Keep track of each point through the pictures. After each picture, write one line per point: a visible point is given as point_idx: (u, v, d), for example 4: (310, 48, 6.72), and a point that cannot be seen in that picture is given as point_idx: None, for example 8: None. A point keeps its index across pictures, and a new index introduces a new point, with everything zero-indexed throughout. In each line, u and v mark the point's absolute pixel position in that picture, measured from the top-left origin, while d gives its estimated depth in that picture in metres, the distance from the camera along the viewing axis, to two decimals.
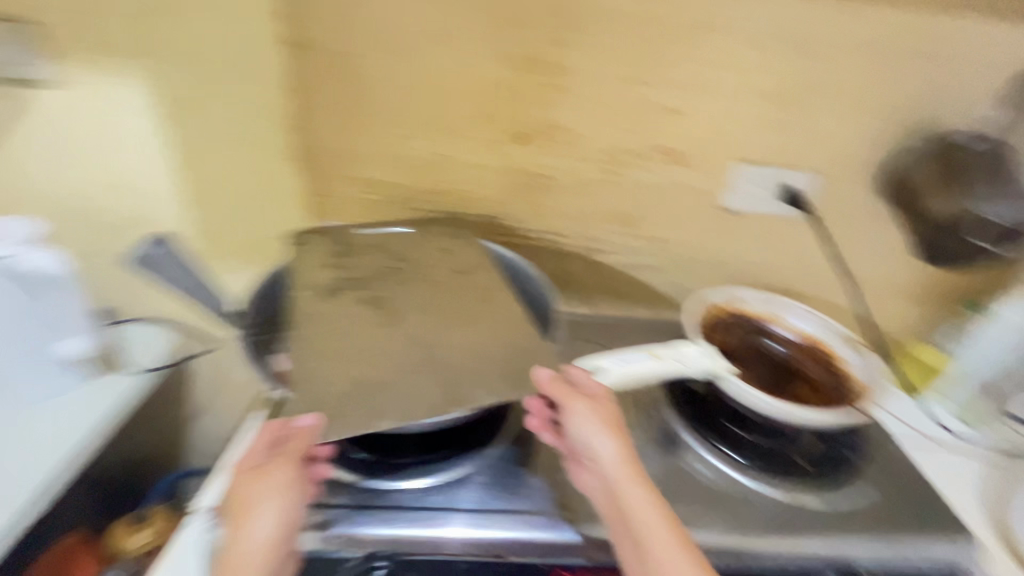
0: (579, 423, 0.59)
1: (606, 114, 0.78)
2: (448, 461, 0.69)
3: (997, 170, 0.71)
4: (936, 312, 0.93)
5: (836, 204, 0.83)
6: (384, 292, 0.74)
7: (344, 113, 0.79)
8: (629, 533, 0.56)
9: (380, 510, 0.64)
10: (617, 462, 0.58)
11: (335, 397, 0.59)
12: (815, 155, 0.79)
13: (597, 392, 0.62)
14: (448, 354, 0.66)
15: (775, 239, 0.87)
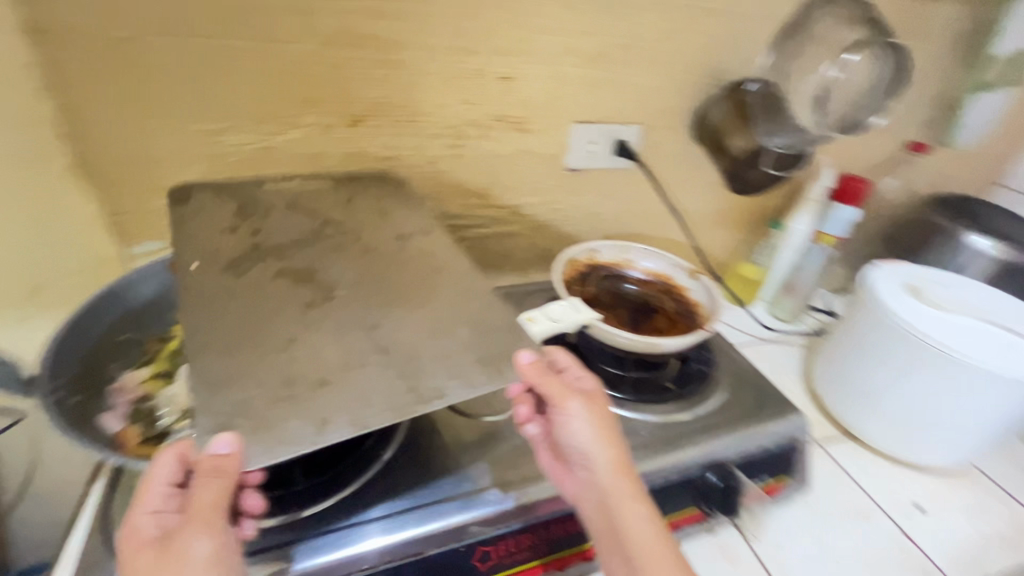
0: (574, 424, 0.55)
1: (441, 87, 0.75)
2: (348, 476, 0.64)
3: (774, 108, 0.85)
4: (746, 233, 1.10)
5: (660, 153, 0.92)
6: (306, 262, 0.64)
7: (127, 110, 0.65)
8: (621, 548, 0.53)
9: (276, 550, 0.57)
10: (608, 470, 0.55)
11: (282, 400, 0.48)
12: (636, 110, 0.86)
13: (592, 388, 0.59)
14: (475, 309, 0.61)
15: (615, 191, 0.94)
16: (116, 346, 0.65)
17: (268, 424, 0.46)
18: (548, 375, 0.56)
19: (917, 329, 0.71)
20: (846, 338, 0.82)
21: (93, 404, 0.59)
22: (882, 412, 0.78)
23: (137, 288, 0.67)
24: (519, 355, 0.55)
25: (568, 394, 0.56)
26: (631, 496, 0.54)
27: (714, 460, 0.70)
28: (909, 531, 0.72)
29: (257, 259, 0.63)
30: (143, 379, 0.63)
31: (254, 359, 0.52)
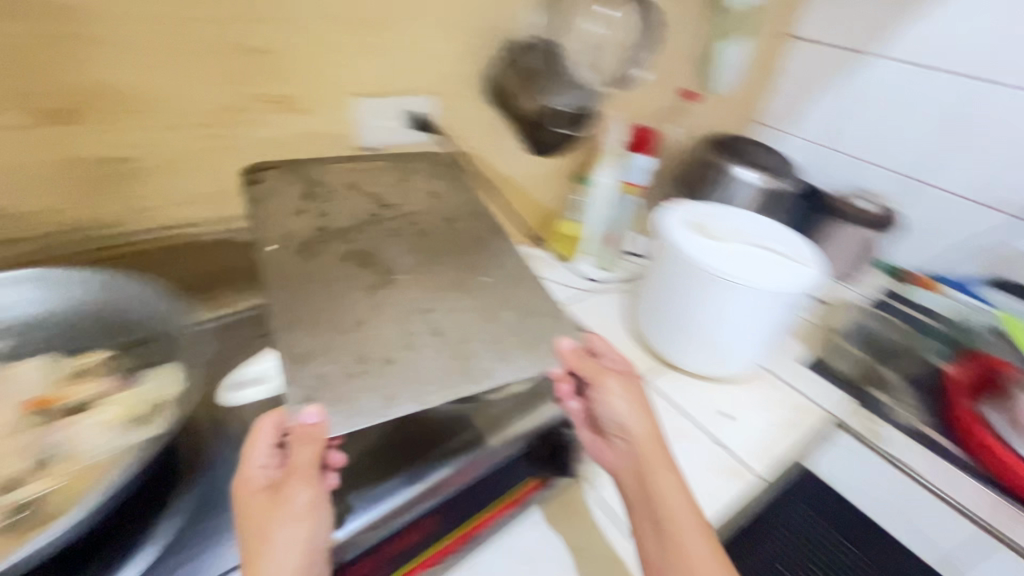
0: (615, 398, 0.69)
1: (176, 66, 0.64)
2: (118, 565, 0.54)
3: (551, 65, 0.86)
4: (560, 191, 1.14)
5: (456, 121, 0.90)
6: (368, 245, 0.76)
7: None
8: (650, 512, 0.65)
9: None
10: (645, 439, 0.68)
11: (394, 356, 0.63)
12: (419, 78, 0.82)
13: (618, 355, 0.75)
14: (478, 296, 0.74)
15: (418, 164, 0.91)
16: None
17: (349, 403, 0.57)
18: (584, 361, 0.69)
19: (705, 264, 0.79)
20: (656, 278, 0.89)
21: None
22: (691, 335, 0.87)
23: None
24: (562, 341, 0.69)
25: (607, 374, 0.70)
26: (656, 454, 0.67)
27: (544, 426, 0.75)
28: (721, 437, 0.81)
29: (320, 241, 0.74)
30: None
31: (329, 339, 0.63)
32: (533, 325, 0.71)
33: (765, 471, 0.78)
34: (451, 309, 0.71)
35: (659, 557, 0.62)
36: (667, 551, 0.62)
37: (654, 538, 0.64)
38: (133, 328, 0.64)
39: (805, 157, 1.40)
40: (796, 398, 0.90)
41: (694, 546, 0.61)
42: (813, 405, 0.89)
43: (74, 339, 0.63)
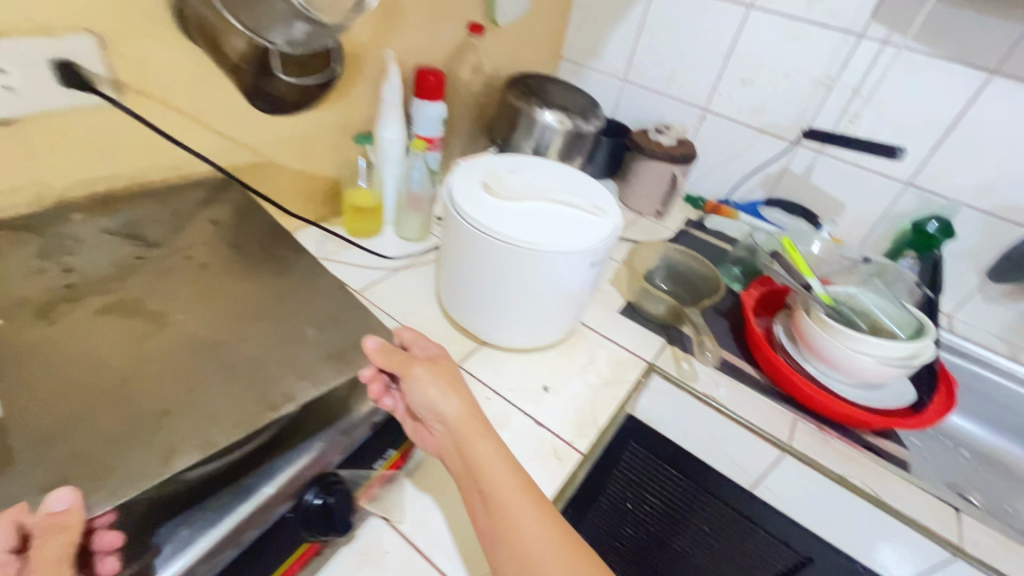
0: (428, 387, 0.56)
1: None
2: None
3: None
4: (344, 153, 0.94)
5: (157, 73, 0.64)
6: (135, 293, 0.61)
7: None
8: (479, 494, 0.54)
9: None
10: (463, 418, 0.56)
11: (207, 403, 0.50)
12: (71, 9, 0.54)
13: (427, 342, 0.63)
14: (269, 326, 0.61)
15: (113, 139, 0.64)
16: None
17: (113, 474, 0.43)
18: (390, 352, 0.58)
19: (499, 231, 0.69)
20: (453, 253, 0.77)
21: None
22: (513, 305, 0.76)
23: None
24: (368, 342, 0.57)
25: (416, 364, 0.58)
26: (480, 433, 0.56)
27: (312, 477, 0.50)
28: (538, 415, 0.75)
29: (60, 304, 0.57)
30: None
31: (83, 411, 0.47)
32: (342, 333, 0.62)
33: (584, 444, 0.72)
34: (250, 339, 0.59)
35: (494, 538, 0.52)
36: (501, 534, 0.51)
37: (487, 525, 0.52)
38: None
39: (608, 96, 1.39)
40: (615, 352, 0.88)
41: (526, 522, 0.51)
42: (630, 355, 0.88)
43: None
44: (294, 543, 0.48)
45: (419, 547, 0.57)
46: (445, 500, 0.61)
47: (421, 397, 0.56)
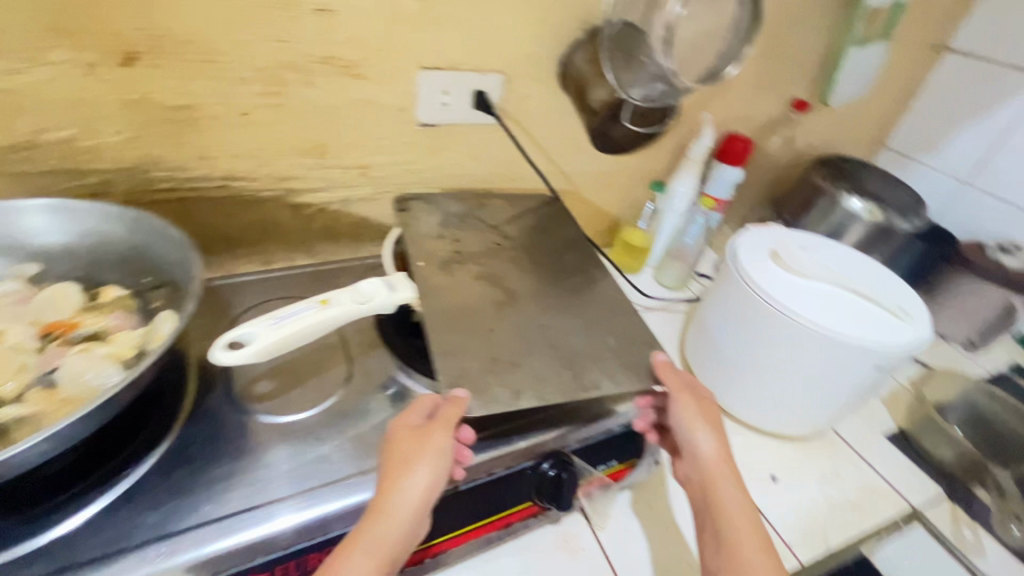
0: (695, 425, 0.55)
1: (239, 15, 0.61)
2: (77, 504, 0.49)
3: (630, 51, 0.77)
4: (635, 195, 1.02)
5: (526, 106, 0.82)
6: None
7: None
8: (713, 535, 0.51)
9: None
10: (718, 458, 0.54)
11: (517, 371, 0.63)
12: (493, 55, 0.75)
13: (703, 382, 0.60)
14: None
15: (480, 148, 0.84)
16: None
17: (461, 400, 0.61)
18: (669, 368, 0.58)
19: (809, 320, 0.65)
20: (714, 318, 0.76)
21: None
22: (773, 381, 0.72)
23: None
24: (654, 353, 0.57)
25: (687, 396, 0.56)
26: (729, 482, 0.53)
27: (551, 451, 0.57)
28: (761, 504, 0.69)
29: None
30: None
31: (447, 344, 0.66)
32: None
33: (807, 556, 0.65)
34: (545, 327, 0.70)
35: None
36: None
37: None
38: (154, 270, 0.54)
39: (939, 196, 1.18)
40: (873, 476, 0.76)
41: None
42: (893, 490, 0.74)
43: (103, 270, 0.55)
44: (515, 496, 0.56)
45: (612, 563, 0.59)
46: (640, 533, 0.61)
47: (686, 432, 0.55)
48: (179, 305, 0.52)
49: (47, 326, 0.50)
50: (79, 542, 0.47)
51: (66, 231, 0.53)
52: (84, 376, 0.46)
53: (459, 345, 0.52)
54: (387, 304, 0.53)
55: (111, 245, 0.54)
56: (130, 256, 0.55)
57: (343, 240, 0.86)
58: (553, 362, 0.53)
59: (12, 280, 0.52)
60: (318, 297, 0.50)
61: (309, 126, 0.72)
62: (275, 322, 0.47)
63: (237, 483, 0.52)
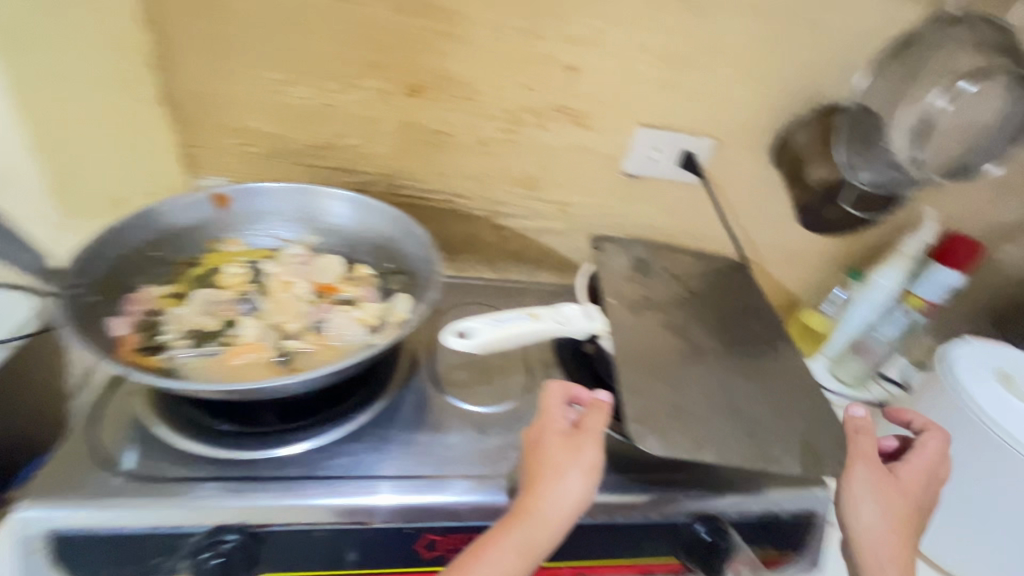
0: (862, 496, 0.52)
1: (501, 64, 0.72)
2: (308, 432, 0.56)
3: (868, 136, 0.77)
4: (823, 278, 0.96)
5: (728, 171, 0.83)
6: None
7: (208, 25, 0.69)
8: None
9: (244, 482, 0.51)
10: (880, 533, 0.51)
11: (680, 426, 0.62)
12: (708, 120, 0.78)
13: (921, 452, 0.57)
14: None
15: (672, 204, 0.87)
16: (145, 261, 0.58)
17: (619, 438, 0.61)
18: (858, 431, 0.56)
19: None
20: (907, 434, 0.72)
21: (103, 306, 0.52)
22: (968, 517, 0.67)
23: (178, 214, 0.61)
24: (850, 406, 0.57)
25: (871, 465, 0.54)
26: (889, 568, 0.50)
27: (704, 512, 0.55)
28: None
29: None
30: (159, 295, 0.57)
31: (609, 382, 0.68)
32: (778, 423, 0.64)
33: None
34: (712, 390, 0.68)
35: None
36: None
37: None
38: (396, 259, 0.66)
39: None
40: None
41: None
42: None
43: (358, 252, 0.67)
44: (660, 546, 0.55)
45: None
46: None
47: (846, 500, 0.53)
48: (415, 291, 0.62)
49: (319, 287, 0.63)
50: (303, 462, 0.53)
51: (346, 214, 0.67)
52: (347, 331, 0.57)
53: (648, 389, 0.53)
54: (583, 330, 0.58)
55: (370, 233, 0.67)
56: (382, 244, 0.67)
57: (525, 265, 0.93)
58: (733, 431, 0.52)
59: (298, 245, 0.66)
60: (528, 310, 0.57)
61: (531, 162, 0.81)
62: (497, 324, 0.54)
63: (426, 452, 0.56)
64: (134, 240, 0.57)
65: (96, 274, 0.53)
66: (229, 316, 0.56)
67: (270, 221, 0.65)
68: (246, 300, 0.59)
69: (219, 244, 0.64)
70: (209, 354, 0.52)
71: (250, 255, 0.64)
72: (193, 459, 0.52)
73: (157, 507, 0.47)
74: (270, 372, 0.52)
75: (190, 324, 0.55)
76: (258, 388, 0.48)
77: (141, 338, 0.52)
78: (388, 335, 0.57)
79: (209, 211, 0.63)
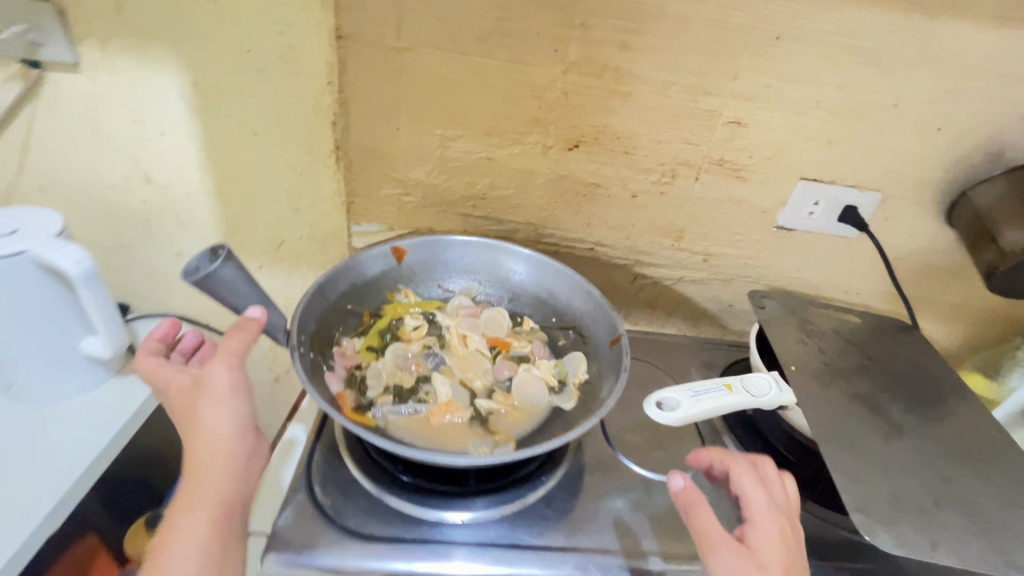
0: None
1: (665, 120, 0.72)
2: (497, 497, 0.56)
3: None
4: (983, 336, 0.89)
5: (892, 225, 0.79)
6: None
7: (383, 87, 0.71)
8: None
9: (441, 550, 0.52)
10: None
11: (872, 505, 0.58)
12: (877, 173, 0.75)
13: (751, 509, 0.47)
14: None
15: (825, 256, 0.83)
16: (342, 313, 0.63)
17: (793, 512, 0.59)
18: (696, 503, 0.47)
19: None
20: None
21: (320, 361, 0.58)
22: None
23: (365, 267, 0.66)
24: (670, 481, 0.48)
25: (726, 548, 0.45)
26: None
27: None
28: None
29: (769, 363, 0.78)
30: (358, 348, 0.62)
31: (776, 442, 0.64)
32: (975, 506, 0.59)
33: None
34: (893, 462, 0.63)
35: None
36: None
37: None
38: (563, 314, 0.66)
39: None
40: None
41: None
42: None
43: (524, 304, 0.69)
44: None
45: None
46: None
47: None
48: (588, 350, 0.63)
49: (492, 340, 0.65)
50: (499, 530, 0.54)
51: (512, 266, 0.69)
52: (529, 392, 0.59)
53: (862, 474, 0.49)
54: (775, 404, 0.55)
55: (532, 287, 0.68)
56: (547, 298, 0.68)
57: (657, 313, 0.91)
58: (975, 528, 0.48)
59: (464, 295, 0.69)
60: (722, 380, 0.55)
61: (680, 213, 0.80)
62: (694, 393, 0.53)
63: (621, 524, 0.56)
64: (332, 294, 0.63)
65: (311, 330, 0.59)
66: (421, 372, 0.61)
67: (441, 274, 0.70)
68: (431, 354, 0.63)
69: (396, 294, 0.68)
70: (414, 413, 0.56)
71: (422, 305, 0.67)
72: (399, 516, 0.54)
73: (389, 561, 0.51)
74: (469, 433, 0.55)
75: (387, 380, 0.60)
76: (460, 460, 0.50)
77: (352, 395, 0.57)
78: (572, 401, 0.58)
79: (389, 263, 0.67)
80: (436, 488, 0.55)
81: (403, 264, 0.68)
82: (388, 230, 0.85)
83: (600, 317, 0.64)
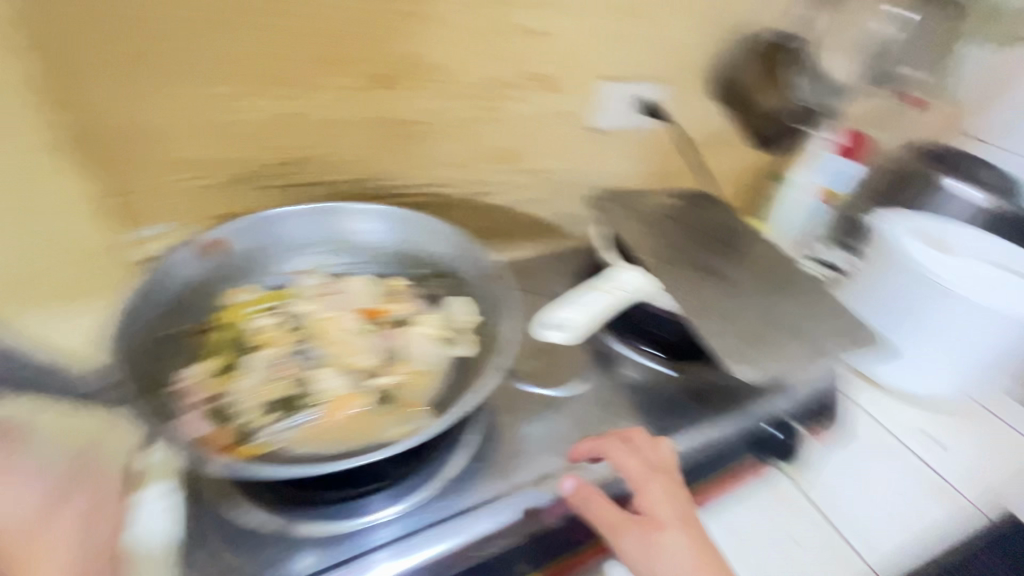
0: (653, 563, 0.48)
1: (470, 37, 0.68)
2: (429, 471, 0.56)
3: None
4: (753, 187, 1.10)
5: (681, 110, 0.89)
6: None
7: (116, 42, 0.54)
8: None
9: (395, 542, 0.51)
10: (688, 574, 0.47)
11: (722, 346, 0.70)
12: (662, 64, 0.82)
13: (632, 480, 0.53)
14: None
15: (638, 151, 0.91)
16: (169, 339, 0.57)
17: (669, 377, 0.69)
18: (586, 495, 0.52)
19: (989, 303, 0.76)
20: (880, 313, 0.84)
21: (166, 406, 0.50)
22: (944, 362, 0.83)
23: (177, 270, 0.58)
24: (563, 487, 0.53)
25: (627, 526, 0.50)
26: None
27: (770, 416, 0.67)
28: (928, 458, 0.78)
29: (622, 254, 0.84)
30: (209, 372, 0.56)
31: None
32: None
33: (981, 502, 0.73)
34: None
35: None
36: None
37: None
38: (426, 261, 0.67)
39: None
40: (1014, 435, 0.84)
41: None
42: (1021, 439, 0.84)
43: (386, 265, 0.68)
44: (736, 455, 0.65)
45: None
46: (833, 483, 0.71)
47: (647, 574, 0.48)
48: (469, 291, 0.65)
49: (365, 312, 0.63)
50: (442, 502, 0.54)
51: (360, 231, 0.66)
52: (426, 353, 0.61)
53: (717, 328, 0.61)
54: (637, 289, 0.67)
55: (382, 247, 0.67)
56: (403, 249, 0.68)
57: (509, 241, 0.92)
58: (788, 341, 0.63)
59: (312, 272, 0.65)
60: (592, 286, 0.66)
61: (507, 134, 0.79)
62: (569, 306, 0.63)
63: (552, 445, 0.60)
64: (146, 316, 0.54)
65: (136, 375, 0.51)
66: (298, 373, 0.58)
67: (277, 257, 0.64)
68: (300, 351, 0.59)
69: (229, 294, 0.61)
70: (308, 420, 0.53)
71: (268, 297, 0.62)
72: (332, 538, 0.51)
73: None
74: (381, 417, 0.55)
75: (264, 395, 0.55)
76: (371, 458, 0.46)
77: (227, 429, 0.52)
78: (472, 346, 0.61)
79: (205, 261, 0.60)
80: (365, 491, 0.53)
81: (226, 254, 0.61)
82: (183, 228, 0.69)
83: (461, 250, 0.66)
